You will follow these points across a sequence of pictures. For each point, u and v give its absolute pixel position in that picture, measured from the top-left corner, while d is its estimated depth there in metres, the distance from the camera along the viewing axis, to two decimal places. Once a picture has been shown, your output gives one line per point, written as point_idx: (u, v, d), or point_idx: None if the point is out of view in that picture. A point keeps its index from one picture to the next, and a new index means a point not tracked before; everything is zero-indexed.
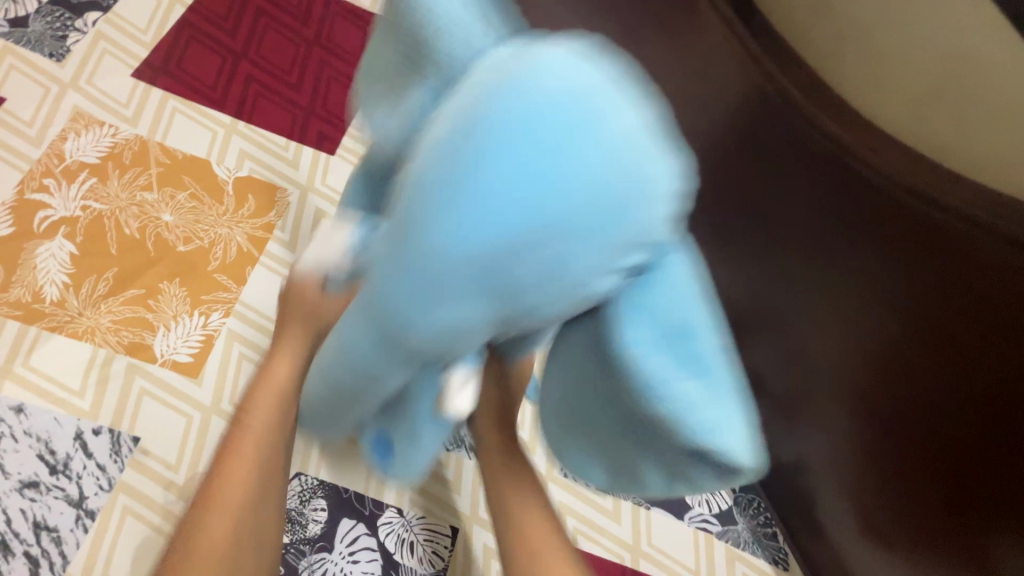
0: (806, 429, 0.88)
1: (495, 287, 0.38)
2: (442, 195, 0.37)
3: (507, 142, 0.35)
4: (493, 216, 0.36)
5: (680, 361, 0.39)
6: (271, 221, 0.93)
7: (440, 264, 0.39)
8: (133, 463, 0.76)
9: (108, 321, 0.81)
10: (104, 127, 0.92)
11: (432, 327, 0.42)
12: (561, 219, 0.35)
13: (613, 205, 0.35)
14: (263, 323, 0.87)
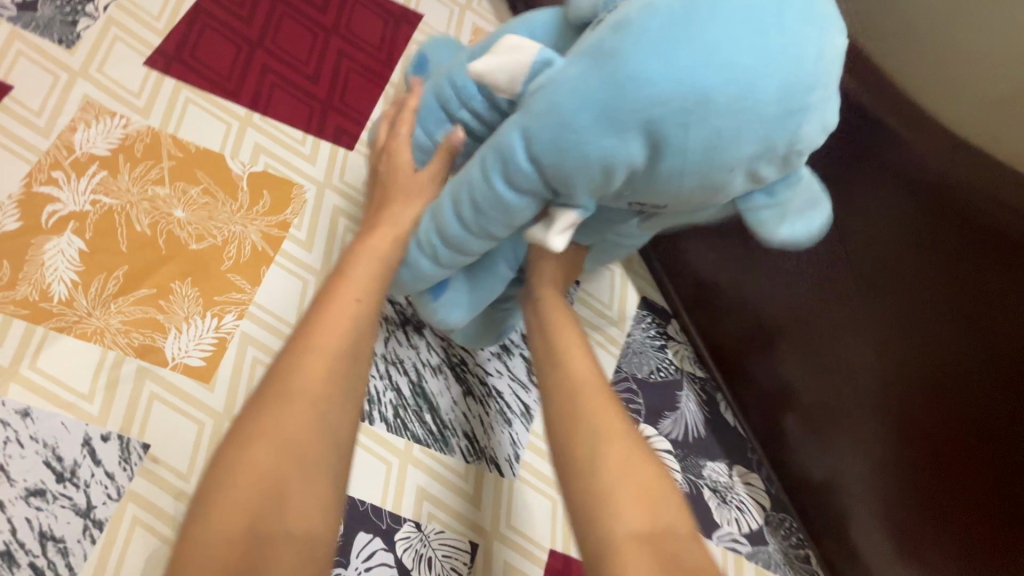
0: (839, 444, 0.81)
1: (653, 136, 0.43)
2: (651, 39, 0.42)
3: (725, 21, 0.41)
4: (687, 74, 0.41)
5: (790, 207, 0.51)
6: (287, 219, 0.89)
7: (623, 99, 0.42)
8: (143, 472, 0.73)
9: (118, 322, 0.78)
10: (115, 117, 0.88)
11: (576, 156, 0.46)
12: (742, 95, 0.41)
13: (785, 100, 0.42)
14: (278, 326, 0.84)
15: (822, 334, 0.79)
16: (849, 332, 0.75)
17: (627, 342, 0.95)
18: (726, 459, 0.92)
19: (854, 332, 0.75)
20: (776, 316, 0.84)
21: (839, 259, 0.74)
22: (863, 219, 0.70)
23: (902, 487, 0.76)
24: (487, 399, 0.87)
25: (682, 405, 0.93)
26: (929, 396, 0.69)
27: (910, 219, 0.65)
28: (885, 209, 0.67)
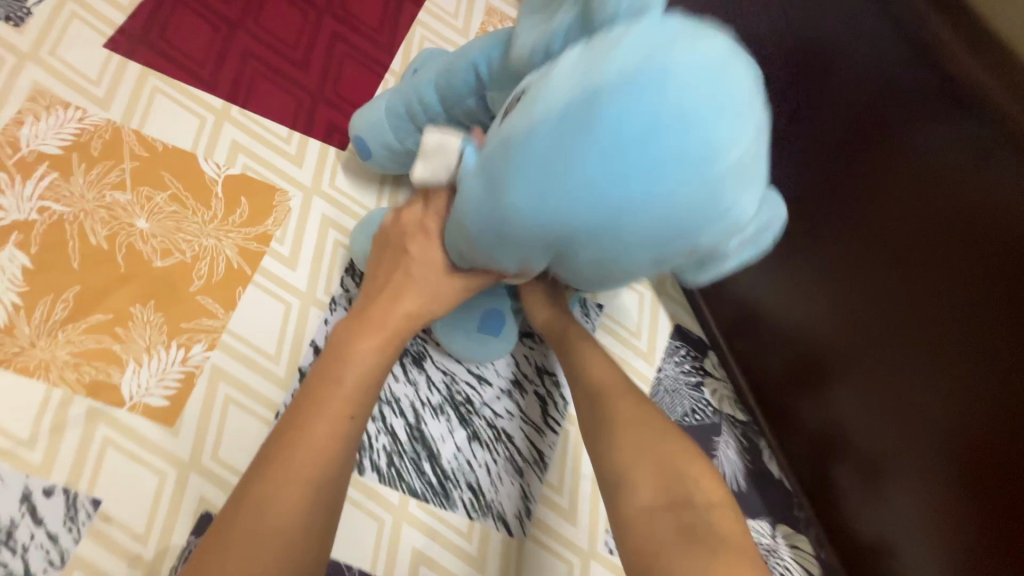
0: (890, 496, 0.68)
1: (556, 247, 0.45)
2: (523, 162, 0.42)
3: (599, 133, 0.39)
4: (562, 197, 0.41)
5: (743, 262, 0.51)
6: (268, 231, 0.77)
7: (514, 222, 0.44)
8: (92, 533, 0.63)
9: (67, 354, 0.67)
10: (69, 109, 0.76)
11: (493, 251, 0.49)
12: (621, 208, 0.41)
13: (676, 210, 0.41)
14: (255, 358, 0.72)
15: (857, 363, 0.68)
16: (884, 360, 0.65)
17: (659, 378, 0.83)
18: (769, 517, 0.80)
19: (882, 364, 0.65)
20: (822, 346, 0.71)
21: (884, 277, 0.63)
22: (895, 234, 0.61)
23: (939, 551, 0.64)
24: (495, 446, 0.75)
25: (719, 453, 0.80)
26: (979, 419, 0.57)
27: (945, 206, 0.57)
28: (913, 207, 0.59)
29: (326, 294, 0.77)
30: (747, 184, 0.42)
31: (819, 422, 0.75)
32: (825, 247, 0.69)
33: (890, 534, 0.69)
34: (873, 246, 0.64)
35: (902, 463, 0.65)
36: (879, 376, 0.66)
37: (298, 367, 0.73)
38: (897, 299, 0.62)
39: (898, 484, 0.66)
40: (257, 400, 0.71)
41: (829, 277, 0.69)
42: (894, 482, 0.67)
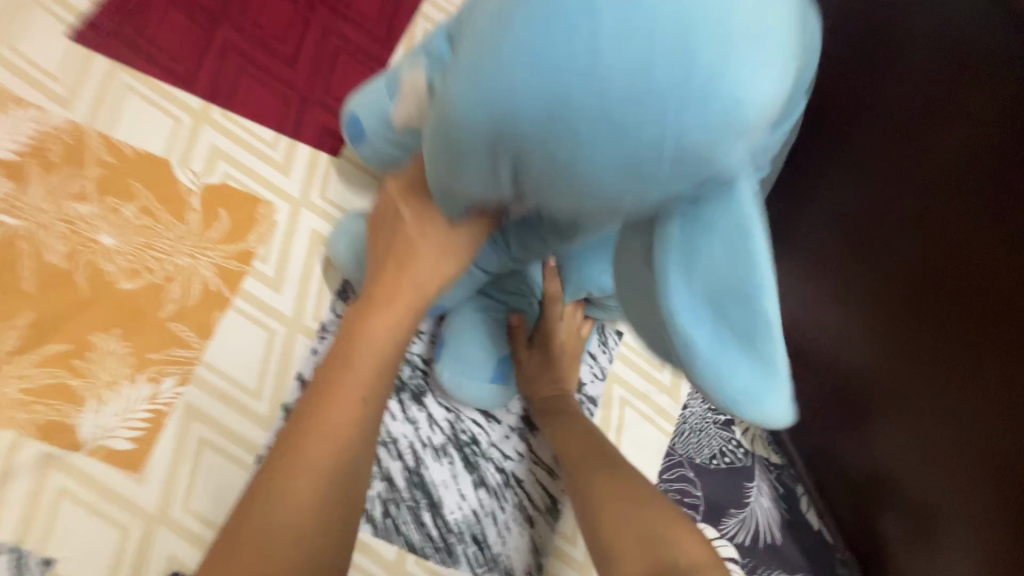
0: (941, 551, 0.61)
1: (511, 136, 0.36)
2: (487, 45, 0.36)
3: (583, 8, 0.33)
4: (534, 62, 0.34)
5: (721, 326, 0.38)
6: (250, 249, 0.68)
7: (470, 108, 0.36)
8: None
9: (16, 390, 0.58)
10: (26, 109, 0.67)
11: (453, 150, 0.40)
12: (601, 91, 0.33)
13: (669, 90, 0.32)
14: (234, 393, 0.64)
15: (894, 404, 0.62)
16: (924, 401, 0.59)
17: (684, 416, 0.75)
18: (806, 572, 0.72)
19: (929, 408, 0.58)
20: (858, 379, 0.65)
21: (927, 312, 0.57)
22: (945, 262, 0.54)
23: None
24: (503, 492, 0.68)
25: (751, 500, 0.73)
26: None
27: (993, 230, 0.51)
28: (957, 231, 0.53)
29: (315, 320, 0.68)
30: (761, 78, 0.33)
31: (861, 468, 0.68)
32: (857, 277, 0.63)
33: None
34: (929, 278, 0.56)
35: (962, 513, 0.58)
36: (925, 418, 0.59)
37: (282, 403, 0.65)
38: (947, 334, 0.55)
39: (959, 535, 0.59)
40: (235, 442, 0.63)
41: (865, 309, 0.63)
42: (956, 534, 0.59)
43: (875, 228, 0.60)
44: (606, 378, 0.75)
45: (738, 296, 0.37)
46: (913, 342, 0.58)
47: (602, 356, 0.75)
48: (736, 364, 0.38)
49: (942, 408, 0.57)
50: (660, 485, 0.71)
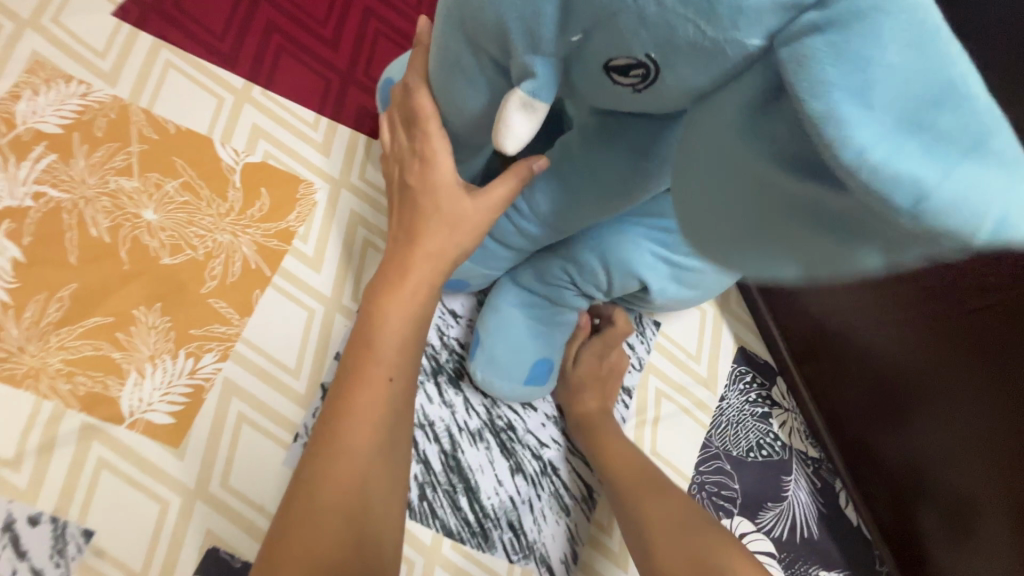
0: (981, 554, 0.62)
1: None
2: None
3: None
4: None
5: (941, 133, 0.24)
6: (290, 228, 0.68)
7: None
8: (81, 570, 0.54)
9: (59, 361, 0.58)
10: (71, 83, 0.67)
11: None
12: None
13: None
14: (273, 371, 0.64)
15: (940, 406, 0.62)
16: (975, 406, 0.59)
17: (720, 408, 0.74)
18: (846, 569, 0.71)
19: (978, 410, 0.59)
20: (898, 374, 0.65)
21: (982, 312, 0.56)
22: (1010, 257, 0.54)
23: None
24: (539, 479, 0.67)
25: (789, 495, 0.72)
26: None
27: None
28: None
29: (354, 301, 0.68)
30: None
31: (904, 462, 0.67)
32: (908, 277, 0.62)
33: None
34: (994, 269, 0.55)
35: (1013, 507, 0.58)
36: (979, 411, 0.58)
37: (320, 382, 0.65)
38: (1006, 329, 0.55)
39: (1007, 528, 0.59)
40: (273, 419, 0.62)
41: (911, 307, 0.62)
42: (1004, 528, 0.59)
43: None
44: (642, 368, 0.74)
45: (936, 100, 0.24)
46: (972, 335, 0.58)
47: (639, 346, 0.75)
48: (970, 169, 0.24)
49: (999, 402, 0.57)
50: (696, 477, 0.70)
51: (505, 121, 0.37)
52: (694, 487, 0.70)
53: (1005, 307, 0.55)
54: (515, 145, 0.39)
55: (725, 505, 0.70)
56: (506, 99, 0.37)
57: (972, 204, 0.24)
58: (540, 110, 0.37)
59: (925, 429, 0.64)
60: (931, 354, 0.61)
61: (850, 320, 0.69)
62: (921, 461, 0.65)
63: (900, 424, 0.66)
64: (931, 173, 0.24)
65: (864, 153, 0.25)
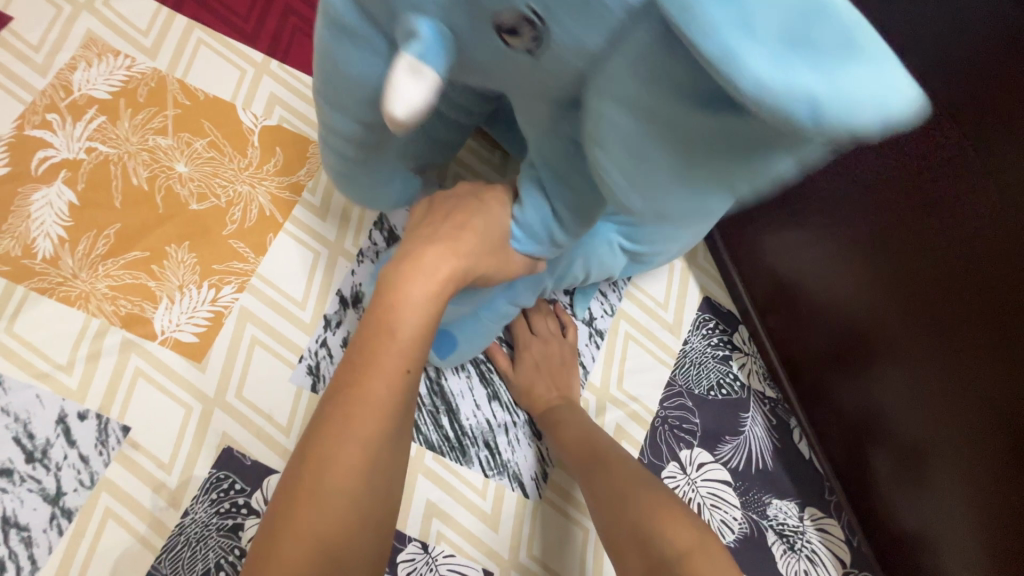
0: (923, 479, 0.67)
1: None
2: None
3: None
4: None
5: (810, 46, 0.25)
6: (300, 181, 0.78)
7: None
8: (120, 458, 0.65)
9: (105, 287, 0.69)
10: (119, 57, 0.78)
11: None
12: None
13: None
14: (283, 301, 0.73)
15: (886, 341, 0.67)
16: (913, 336, 0.64)
17: (685, 350, 0.81)
18: (797, 498, 0.77)
19: (915, 341, 0.64)
20: (851, 316, 0.70)
21: (916, 247, 0.62)
22: (949, 204, 0.59)
23: (991, 524, 0.62)
24: (515, 407, 0.75)
25: (745, 430, 0.79)
26: (1003, 386, 0.58)
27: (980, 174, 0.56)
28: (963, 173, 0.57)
29: (353, 245, 0.77)
30: None
31: (857, 402, 0.72)
32: (856, 223, 0.67)
33: (938, 514, 0.66)
34: (941, 216, 0.60)
35: (951, 439, 0.63)
36: (923, 349, 0.63)
37: (323, 313, 0.74)
38: (947, 273, 0.60)
39: (947, 458, 0.64)
40: (283, 342, 0.72)
41: (860, 251, 0.68)
42: (945, 459, 0.64)
43: (885, 178, 0.63)
44: (614, 314, 0.81)
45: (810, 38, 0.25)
46: (917, 279, 0.63)
47: (611, 294, 0.82)
48: (861, 71, 0.25)
49: (942, 341, 0.62)
50: (659, 411, 0.78)
51: (391, 84, 0.36)
52: (657, 420, 0.77)
53: (943, 252, 0.60)
54: (406, 112, 0.36)
55: (685, 436, 0.77)
56: (395, 64, 0.36)
57: (870, 103, 0.25)
58: (431, 78, 0.36)
59: (876, 370, 0.69)
60: (881, 299, 0.66)
61: (808, 270, 0.75)
62: (872, 400, 0.70)
63: (857, 369, 0.71)
64: (824, 91, 0.25)
65: (761, 83, 0.25)
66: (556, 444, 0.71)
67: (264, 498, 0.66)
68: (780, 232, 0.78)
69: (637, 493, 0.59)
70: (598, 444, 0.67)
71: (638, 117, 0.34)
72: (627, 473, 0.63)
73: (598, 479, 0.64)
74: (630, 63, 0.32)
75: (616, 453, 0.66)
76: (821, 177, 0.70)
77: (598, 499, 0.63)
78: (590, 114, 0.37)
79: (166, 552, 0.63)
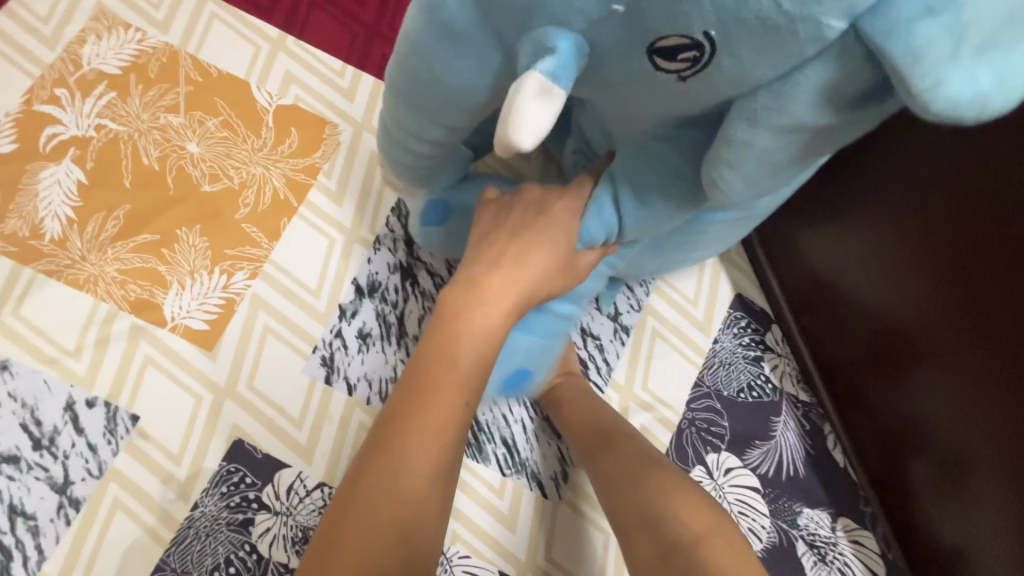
0: (968, 493, 0.63)
1: None
2: None
3: None
4: None
5: (988, 51, 0.30)
6: (316, 164, 0.75)
7: None
8: (129, 448, 0.63)
9: (114, 271, 0.67)
10: (129, 30, 0.75)
11: None
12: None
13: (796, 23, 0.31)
14: (296, 289, 0.70)
15: (932, 348, 0.62)
16: (962, 342, 0.60)
17: (714, 350, 0.78)
18: (829, 507, 0.74)
19: (965, 347, 0.59)
20: (894, 321, 0.66)
21: (973, 246, 0.57)
22: (1011, 199, 0.54)
23: None
24: (533, 404, 0.72)
25: (776, 435, 0.75)
26: None
27: None
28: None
29: (370, 233, 0.74)
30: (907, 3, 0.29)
31: (897, 410, 0.68)
32: (904, 219, 0.63)
33: (982, 531, 0.62)
34: (1000, 212, 0.55)
35: (999, 453, 0.59)
36: (973, 355, 0.59)
37: (338, 303, 0.71)
38: (1005, 274, 0.56)
39: (995, 472, 0.59)
40: (295, 331, 0.69)
41: (906, 250, 0.63)
42: (991, 475, 0.60)
43: (938, 170, 0.59)
44: (641, 310, 0.78)
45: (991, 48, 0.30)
46: (973, 282, 0.58)
47: (638, 289, 0.78)
48: (1019, 63, 0.31)
49: (996, 347, 0.57)
50: (687, 413, 0.74)
51: (520, 107, 0.35)
52: (683, 422, 0.74)
53: (1004, 252, 0.55)
54: (531, 135, 0.36)
55: (713, 440, 0.73)
56: (523, 82, 0.36)
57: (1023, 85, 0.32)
58: (558, 98, 0.36)
59: (921, 378, 0.64)
60: (930, 302, 0.61)
61: (848, 268, 0.70)
62: (913, 409, 0.66)
63: (897, 375, 0.67)
64: (998, 86, 0.31)
65: (960, 95, 0.30)
66: (561, 425, 0.67)
67: (275, 493, 0.64)
68: (819, 228, 0.73)
69: (644, 472, 0.55)
70: (606, 424, 0.63)
71: (786, 140, 0.38)
72: (636, 456, 0.58)
73: (606, 468, 0.59)
74: (806, 94, 0.35)
75: (625, 430, 0.62)
76: (868, 168, 0.65)
77: (605, 483, 0.58)
78: (733, 143, 0.39)
79: (174, 546, 0.61)
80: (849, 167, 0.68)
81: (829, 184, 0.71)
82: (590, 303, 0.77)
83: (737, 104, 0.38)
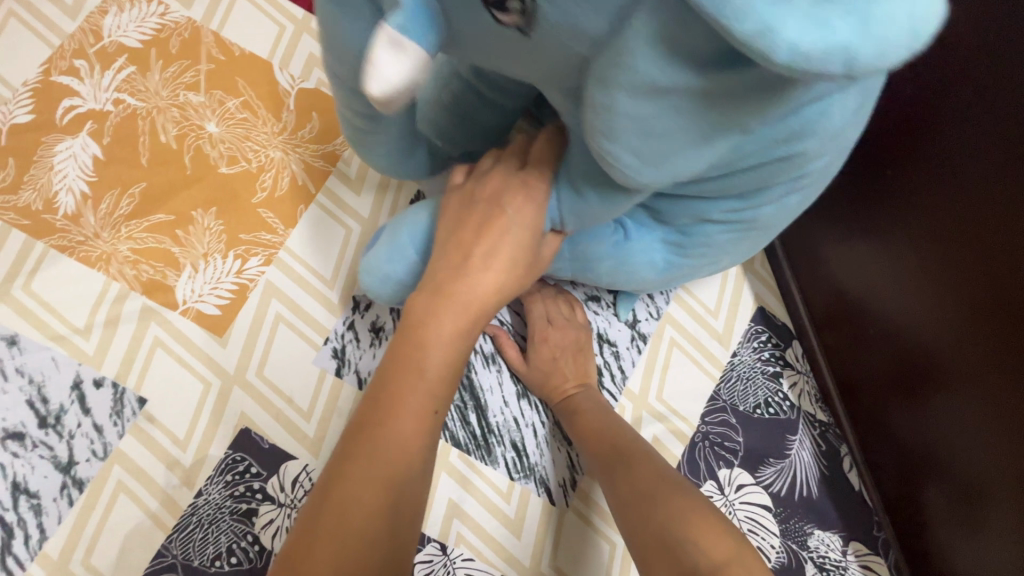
0: (987, 530, 0.60)
1: None
2: None
3: None
4: None
5: None
6: (336, 151, 0.73)
7: None
8: (135, 431, 0.62)
9: (127, 249, 0.65)
10: (152, 3, 0.73)
11: None
12: None
13: None
14: (311, 278, 0.69)
15: (959, 379, 0.60)
16: (991, 376, 0.57)
17: (732, 363, 0.76)
18: (840, 528, 0.73)
19: (992, 380, 0.57)
20: (921, 346, 0.63)
21: (1010, 278, 0.54)
22: None
23: None
24: (545, 408, 0.71)
25: (791, 453, 0.74)
26: None
27: None
28: None
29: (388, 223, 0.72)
30: None
31: (917, 439, 0.66)
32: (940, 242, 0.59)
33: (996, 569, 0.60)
34: None
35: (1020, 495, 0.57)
36: (1000, 390, 0.56)
37: (352, 294, 0.69)
38: None
39: (1015, 513, 0.57)
40: (308, 322, 0.68)
41: (937, 275, 0.60)
42: (1011, 515, 0.58)
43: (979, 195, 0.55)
44: (660, 318, 0.76)
45: None
46: (1008, 313, 0.55)
47: (658, 297, 0.77)
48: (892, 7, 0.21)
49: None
50: (701, 426, 0.73)
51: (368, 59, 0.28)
52: (697, 436, 0.72)
53: None
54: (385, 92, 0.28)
55: (726, 455, 0.72)
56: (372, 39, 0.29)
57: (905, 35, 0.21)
58: (418, 54, 0.29)
59: (945, 408, 0.62)
60: (960, 331, 0.59)
61: (876, 289, 0.67)
62: (935, 439, 0.64)
63: (920, 403, 0.65)
64: (861, 37, 0.21)
65: (798, 49, 0.21)
66: (574, 437, 0.66)
67: (280, 484, 0.63)
68: (849, 244, 0.70)
69: (662, 491, 0.54)
70: (623, 440, 0.62)
71: (661, 107, 0.30)
72: (648, 477, 0.56)
73: (618, 490, 0.58)
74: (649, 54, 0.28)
75: (641, 448, 0.61)
76: (904, 187, 0.62)
77: (619, 502, 0.57)
78: (597, 107, 0.32)
79: (177, 532, 0.60)
80: (885, 182, 0.64)
81: (859, 198, 0.67)
82: (608, 308, 0.75)
83: (592, 66, 0.30)
